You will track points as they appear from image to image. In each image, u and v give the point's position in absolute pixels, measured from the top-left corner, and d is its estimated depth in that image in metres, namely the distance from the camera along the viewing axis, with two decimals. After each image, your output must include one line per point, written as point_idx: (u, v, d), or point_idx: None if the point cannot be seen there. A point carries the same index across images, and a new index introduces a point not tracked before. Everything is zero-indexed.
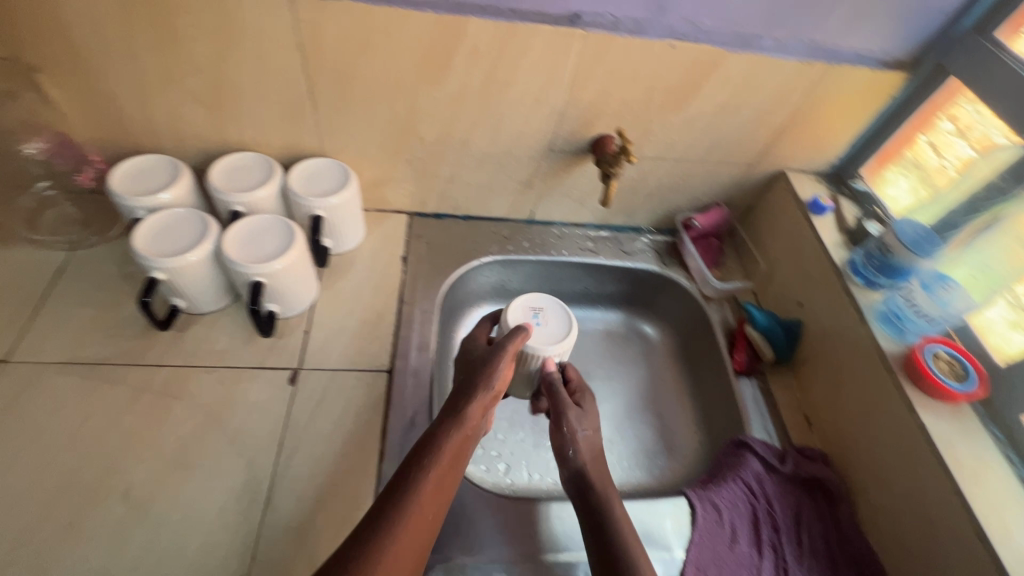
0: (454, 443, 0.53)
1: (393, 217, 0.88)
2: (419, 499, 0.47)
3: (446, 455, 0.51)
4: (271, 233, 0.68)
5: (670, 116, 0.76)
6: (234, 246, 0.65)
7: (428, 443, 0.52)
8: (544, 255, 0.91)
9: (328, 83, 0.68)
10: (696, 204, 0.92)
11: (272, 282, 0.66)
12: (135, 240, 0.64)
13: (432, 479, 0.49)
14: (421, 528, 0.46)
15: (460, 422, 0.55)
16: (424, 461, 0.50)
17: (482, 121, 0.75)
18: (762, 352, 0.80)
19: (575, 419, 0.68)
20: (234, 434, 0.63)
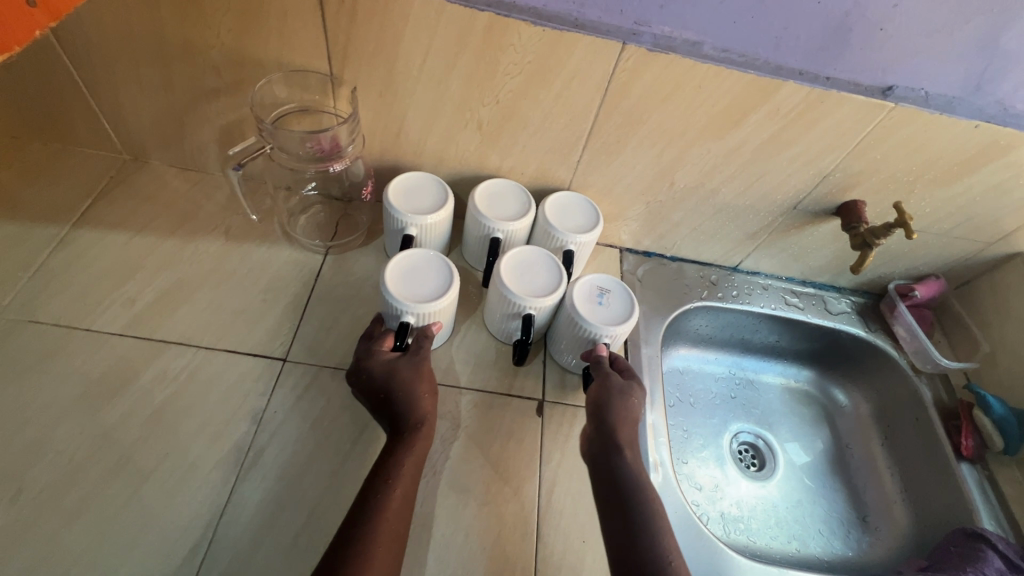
0: (410, 466, 0.55)
1: (606, 251, 0.89)
2: (386, 517, 0.51)
3: (408, 465, 0.55)
4: (538, 271, 0.69)
5: (934, 189, 0.74)
6: (507, 279, 0.67)
7: (385, 461, 0.56)
8: (751, 306, 0.90)
9: (612, 125, 0.69)
10: (911, 273, 0.90)
11: (539, 314, 0.68)
12: (386, 280, 0.65)
13: (396, 495, 0.53)
14: (389, 546, 0.50)
15: (417, 435, 0.58)
16: (381, 480, 0.54)
17: (741, 175, 0.74)
18: (994, 442, 0.78)
19: (616, 386, 0.64)
20: (497, 460, 0.65)
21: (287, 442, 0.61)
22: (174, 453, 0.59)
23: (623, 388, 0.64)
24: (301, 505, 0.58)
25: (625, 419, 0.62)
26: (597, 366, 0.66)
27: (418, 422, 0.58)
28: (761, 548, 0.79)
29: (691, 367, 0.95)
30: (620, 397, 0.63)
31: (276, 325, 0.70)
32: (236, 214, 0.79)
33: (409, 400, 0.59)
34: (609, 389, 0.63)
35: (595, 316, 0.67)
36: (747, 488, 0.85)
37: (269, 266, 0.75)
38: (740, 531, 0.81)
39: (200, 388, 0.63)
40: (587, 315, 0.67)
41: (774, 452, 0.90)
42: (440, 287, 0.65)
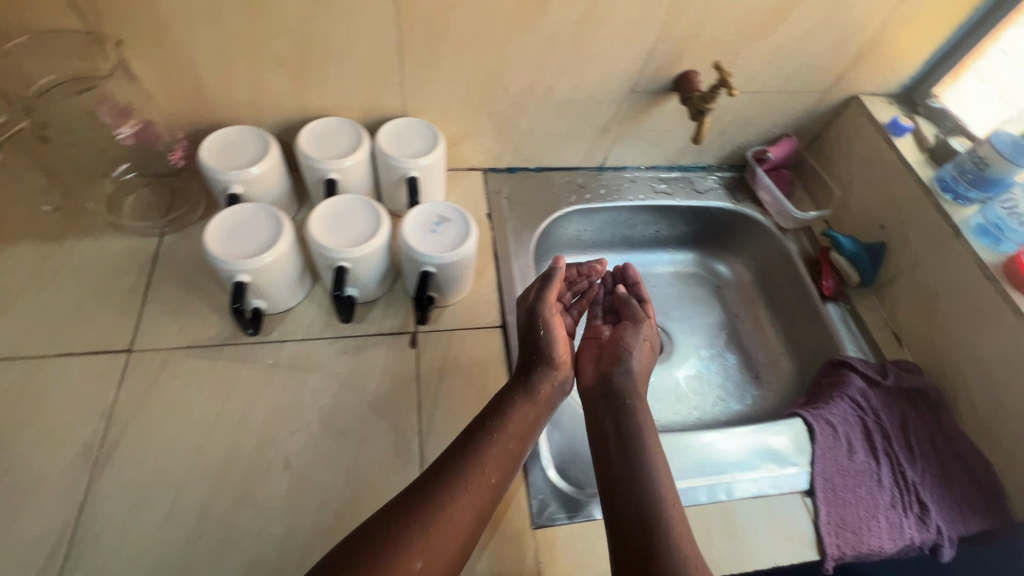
0: (518, 419, 0.60)
1: (468, 174, 0.87)
2: (478, 469, 0.55)
3: (514, 422, 0.59)
4: (356, 223, 0.65)
5: (755, 44, 0.75)
6: (320, 233, 0.63)
7: (498, 408, 0.60)
8: (621, 201, 0.91)
9: (419, 34, 0.65)
10: (765, 137, 0.92)
11: (355, 268, 0.64)
12: (208, 234, 0.60)
13: (495, 446, 0.57)
14: (477, 497, 0.54)
15: (533, 396, 0.62)
16: (485, 435, 0.58)
17: (570, 65, 0.73)
18: (848, 275, 0.83)
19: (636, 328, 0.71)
20: (371, 399, 0.64)
21: (143, 430, 0.59)
22: (15, 467, 0.55)
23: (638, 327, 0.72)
24: (168, 486, 0.56)
25: (642, 366, 0.68)
26: (630, 309, 0.75)
27: (534, 386, 0.62)
28: (663, 423, 0.83)
29: None
30: (635, 340, 0.70)
31: (115, 317, 0.66)
32: (50, 211, 0.72)
33: (540, 360, 0.64)
34: (641, 328, 0.72)
35: (415, 242, 0.64)
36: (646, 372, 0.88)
37: (99, 259, 0.70)
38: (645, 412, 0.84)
39: (36, 397, 0.59)
40: (405, 239, 0.64)
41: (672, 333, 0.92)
42: (259, 246, 0.61)
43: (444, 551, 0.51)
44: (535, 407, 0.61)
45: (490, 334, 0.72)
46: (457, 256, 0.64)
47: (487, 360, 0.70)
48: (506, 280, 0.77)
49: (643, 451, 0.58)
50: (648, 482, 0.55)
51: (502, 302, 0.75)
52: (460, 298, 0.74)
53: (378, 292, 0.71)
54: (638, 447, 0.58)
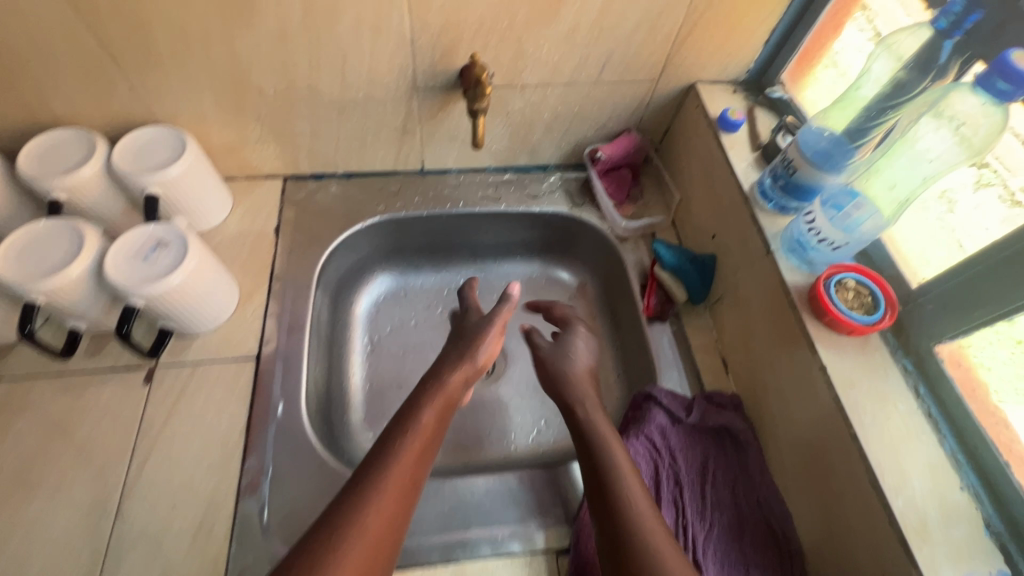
0: (431, 417, 0.55)
1: (264, 183, 0.80)
2: (392, 470, 0.49)
3: (428, 416, 0.55)
4: (56, 250, 0.58)
5: (540, 31, 0.64)
6: (12, 266, 0.57)
7: (410, 408, 0.56)
8: (438, 209, 0.81)
9: (120, 34, 0.58)
10: (604, 133, 0.82)
11: (58, 302, 0.58)
12: None
13: (412, 448, 0.52)
14: (397, 499, 0.48)
15: (442, 388, 0.58)
16: (400, 433, 0.52)
17: (320, 62, 0.64)
18: (676, 293, 0.73)
19: (569, 351, 0.67)
20: (81, 444, 0.59)
21: None
22: None
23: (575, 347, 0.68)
24: None
25: (576, 375, 0.64)
26: (535, 346, 0.69)
27: (441, 378, 0.59)
28: (469, 456, 0.73)
29: (410, 285, 0.87)
30: (562, 361, 0.66)
31: None
32: None
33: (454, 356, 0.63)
34: (545, 361, 0.67)
35: (119, 271, 0.58)
36: None
37: None
38: (453, 442, 0.74)
39: None
40: (106, 267, 0.57)
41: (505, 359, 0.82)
42: None
43: (364, 561, 0.44)
44: (447, 401, 0.58)
45: (239, 366, 0.65)
46: (165, 285, 0.58)
47: (227, 397, 0.63)
48: (276, 304, 0.70)
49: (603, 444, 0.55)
50: (612, 471, 0.52)
51: (264, 329, 0.68)
52: (214, 327, 0.67)
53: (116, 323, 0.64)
54: (591, 440, 0.56)
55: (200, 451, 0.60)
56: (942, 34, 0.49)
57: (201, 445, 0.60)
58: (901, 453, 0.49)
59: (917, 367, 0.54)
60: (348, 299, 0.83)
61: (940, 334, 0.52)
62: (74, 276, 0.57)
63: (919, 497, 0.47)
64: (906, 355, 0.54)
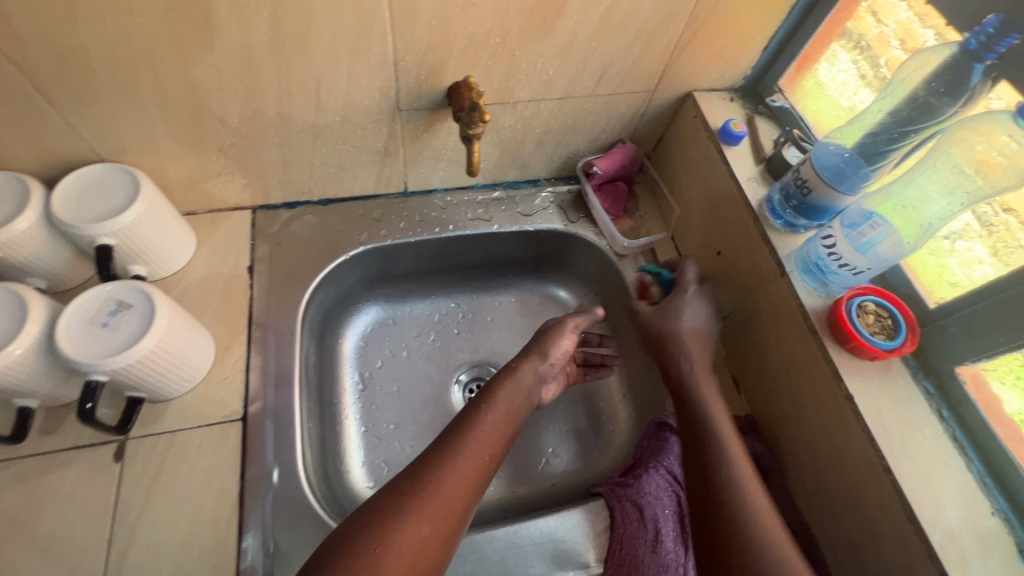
0: (507, 396, 0.57)
1: (230, 216, 0.72)
2: (473, 439, 0.51)
3: (503, 395, 0.56)
4: None
5: (535, 45, 0.59)
6: None
7: (487, 388, 0.57)
8: (426, 234, 0.76)
9: (48, 66, 0.49)
10: (597, 145, 0.78)
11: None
12: None
13: (489, 422, 0.53)
14: (478, 466, 0.49)
15: (514, 375, 0.59)
16: (476, 407, 0.54)
17: (292, 87, 0.57)
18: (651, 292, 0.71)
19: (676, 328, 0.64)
20: (46, 541, 0.52)
21: None
22: None
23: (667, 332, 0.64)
24: None
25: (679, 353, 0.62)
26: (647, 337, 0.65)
27: (514, 366, 0.60)
28: (481, 495, 0.70)
29: (399, 313, 0.81)
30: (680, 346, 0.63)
31: None
32: None
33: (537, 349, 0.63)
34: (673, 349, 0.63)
35: (72, 342, 0.50)
36: None
37: None
38: None
39: None
40: (57, 337, 0.50)
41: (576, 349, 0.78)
42: None
43: (442, 514, 0.44)
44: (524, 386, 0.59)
45: (224, 431, 0.59)
46: (130, 356, 0.51)
47: (214, 468, 0.57)
48: (259, 355, 0.64)
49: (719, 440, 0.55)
50: (718, 467, 0.53)
51: (247, 386, 0.62)
52: (189, 388, 0.60)
53: (74, 395, 0.56)
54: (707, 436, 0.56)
55: (189, 534, 0.53)
56: (972, 56, 0.47)
57: (190, 527, 0.54)
58: (932, 482, 0.49)
59: (938, 390, 0.54)
60: (334, 335, 0.76)
61: (962, 358, 0.51)
62: (19, 351, 0.49)
63: (956, 528, 0.47)
64: (926, 377, 0.54)
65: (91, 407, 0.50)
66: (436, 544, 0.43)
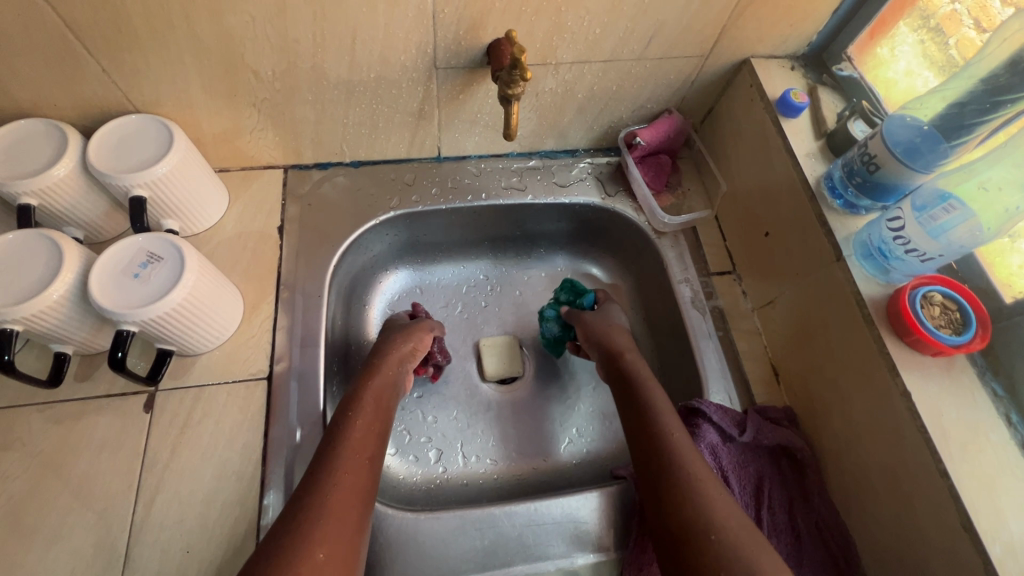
0: (370, 398, 0.55)
1: (263, 175, 0.71)
2: (347, 446, 0.50)
3: (369, 397, 0.55)
4: (32, 266, 0.51)
5: (583, 1, 0.55)
6: None
7: (348, 396, 0.56)
8: (458, 202, 0.73)
9: (85, 8, 0.48)
10: (641, 114, 0.74)
11: (35, 328, 0.50)
12: None
13: (359, 427, 0.52)
14: (361, 472, 0.48)
15: (374, 374, 0.58)
16: (343, 417, 0.53)
17: (328, 40, 0.55)
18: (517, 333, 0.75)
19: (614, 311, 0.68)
20: (78, 484, 0.53)
21: None
22: None
23: (614, 312, 0.68)
24: None
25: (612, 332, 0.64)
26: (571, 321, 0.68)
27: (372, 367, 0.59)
28: (500, 468, 0.69)
29: (427, 281, 0.80)
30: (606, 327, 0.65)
31: None
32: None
33: (389, 346, 0.62)
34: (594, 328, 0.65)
35: (104, 292, 0.50)
36: (490, 407, 0.73)
37: None
38: (482, 453, 0.70)
39: None
40: (90, 286, 0.50)
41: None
42: None
43: (339, 531, 0.43)
44: (388, 382, 0.58)
45: (250, 389, 0.59)
46: (159, 308, 0.50)
47: (239, 425, 0.57)
48: (287, 316, 0.63)
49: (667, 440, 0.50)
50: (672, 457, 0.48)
51: (275, 346, 0.61)
52: (217, 344, 0.60)
53: (107, 343, 0.57)
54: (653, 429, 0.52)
55: (213, 487, 0.54)
56: None
57: (214, 480, 0.54)
58: (995, 491, 0.45)
59: (1008, 392, 0.49)
60: (361, 300, 0.76)
61: None
62: (55, 298, 0.49)
63: (1019, 544, 0.43)
64: (996, 378, 0.50)
65: (121, 355, 0.51)
66: (337, 565, 0.41)
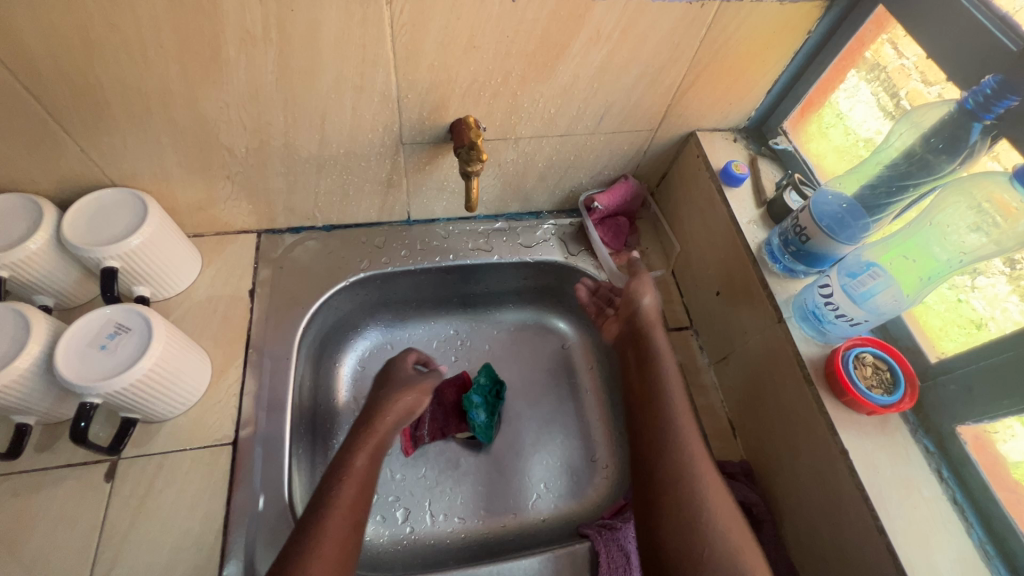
0: (363, 461, 0.54)
1: (236, 239, 0.73)
2: (333, 513, 0.49)
3: (362, 460, 0.54)
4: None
5: (537, 87, 0.60)
6: None
7: (343, 453, 0.55)
8: (427, 263, 0.76)
9: (67, 98, 0.51)
10: (599, 180, 0.78)
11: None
12: None
13: (352, 489, 0.51)
14: (343, 544, 0.47)
15: (372, 431, 0.57)
16: (334, 478, 0.52)
17: (299, 121, 0.58)
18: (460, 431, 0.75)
19: (637, 287, 0.68)
20: (32, 560, 0.52)
21: None
22: None
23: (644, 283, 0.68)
24: None
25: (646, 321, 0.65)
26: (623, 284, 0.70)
27: (371, 422, 0.58)
28: (468, 527, 0.69)
29: (398, 339, 0.82)
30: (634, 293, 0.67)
31: None
32: None
33: (386, 397, 0.61)
34: (626, 292, 0.68)
35: (70, 364, 0.51)
36: (459, 464, 0.74)
37: None
38: (450, 512, 0.70)
39: None
40: (57, 359, 0.51)
41: (536, 381, 0.81)
42: None
43: None
44: (381, 443, 0.57)
45: (214, 455, 0.59)
46: (125, 379, 0.52)
47: (202, 492, 0.57)
48: (255, 379, 0.64)
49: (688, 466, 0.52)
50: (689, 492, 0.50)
51: (241, 410, 0.62)
52: (183, 410, 0.61)
53: (71, 412, 0.58)
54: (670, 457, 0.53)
55: (171, 559, 0.54)
56: (971, 115, 0.46)
57: (175, 551, 0.54)
58: (929, 546, 0.47)
59: (939, 448, 0.52)
60: (331, 359, 0.77)
61: (964, 416, 0.50)
62: (19, 372, 0.50)
63: None
64: (927, 434, 0.53)
65: (84, 426, 0.51)
66: None
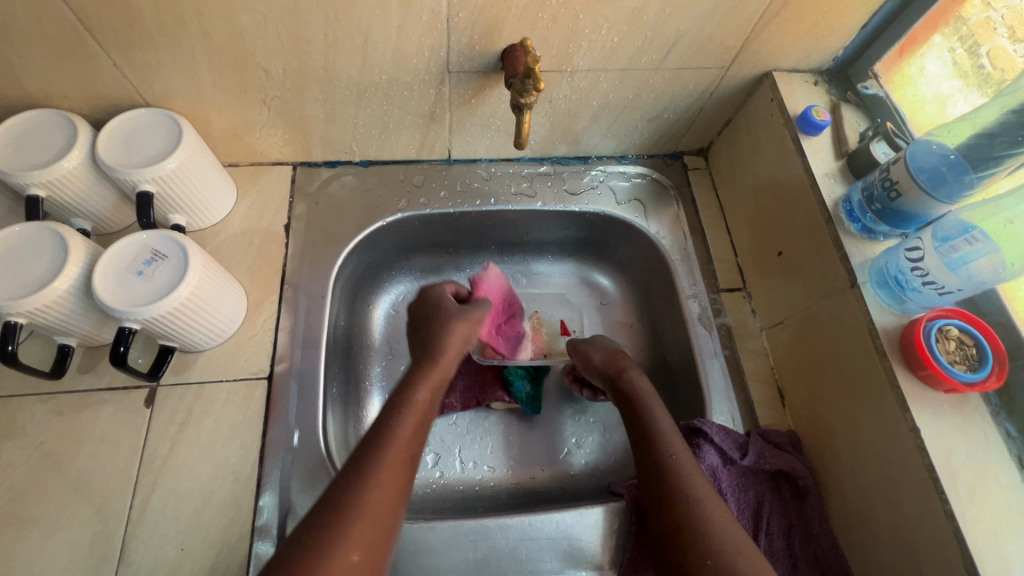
0: (425, 395, 0.52)
1: (271, 171, 0.71)
2: (391, 441, 0.46)
3: (423, 394, 0.51)
4: (37, 259, 0.51)
5: (602, 9, 0.54)
6: None
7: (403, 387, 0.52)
8: (468, 205, 0.72)
9: (97, 3, 0.47)
10: (657, 124, 0.72)
11: (40, 321, 0.50)
12: None
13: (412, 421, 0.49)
14: (396, 474, 0.44)
15: (434, 365, 0.55)
16: (393, 406, 0.49)
17: (340, 40, 0.54)
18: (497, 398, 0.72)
19: (584, 344, 0.66)
20: (78, 476, 0.53)
21: None
22: None
23: (587, 343, 0.66)
24: None
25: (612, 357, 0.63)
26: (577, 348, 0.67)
27: (434, 355, 0.56)
28: (497, 476, 0.69)
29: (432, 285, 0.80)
30: (587, 349, 0.65)
31: None
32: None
33: (440, 332, 0.58)
34: (573, 350, 0.67)
35: (108, 287, 0.50)
36: (489, 414, 0.73)
37: None
38: (479, 460, 0.70)
39: None
40: (94, 282, 0.50)
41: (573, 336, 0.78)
42: None
43: (374, 538, 0.40)
44: (442, 379, 0.55)
45: (250, 388, 0.59)
46: (161, 307, 0.50)
47: (239, 424, 0.57)
48: (290, 316, 0.63)
49: (661, 443, 0.52)
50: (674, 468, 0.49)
51: (276, 345, 0.61)
52: (219, 342, 0.60)
53: (111, 336, 0.57)
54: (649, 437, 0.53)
55: (210, 486, 0.54)
56: None
57: (213, 479, 0.55)
58: (1003, 536, 0.43)
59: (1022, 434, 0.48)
60: (365, 301, 0.75)
61: None
62: (59, 294, 0.50)
63: None
64: (1010, 418, 0.48)
65: (123, 350, 0.51)
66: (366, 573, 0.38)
